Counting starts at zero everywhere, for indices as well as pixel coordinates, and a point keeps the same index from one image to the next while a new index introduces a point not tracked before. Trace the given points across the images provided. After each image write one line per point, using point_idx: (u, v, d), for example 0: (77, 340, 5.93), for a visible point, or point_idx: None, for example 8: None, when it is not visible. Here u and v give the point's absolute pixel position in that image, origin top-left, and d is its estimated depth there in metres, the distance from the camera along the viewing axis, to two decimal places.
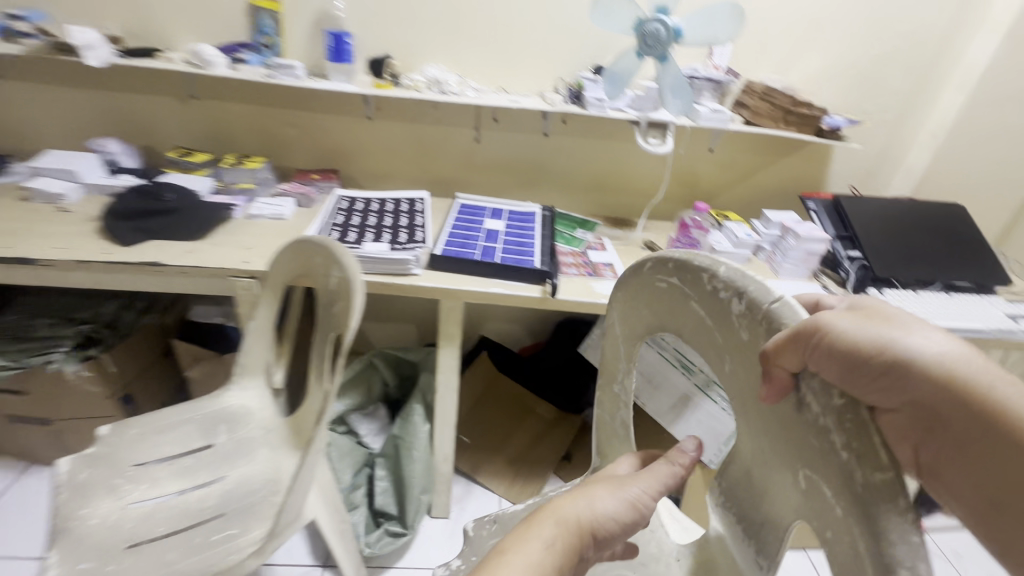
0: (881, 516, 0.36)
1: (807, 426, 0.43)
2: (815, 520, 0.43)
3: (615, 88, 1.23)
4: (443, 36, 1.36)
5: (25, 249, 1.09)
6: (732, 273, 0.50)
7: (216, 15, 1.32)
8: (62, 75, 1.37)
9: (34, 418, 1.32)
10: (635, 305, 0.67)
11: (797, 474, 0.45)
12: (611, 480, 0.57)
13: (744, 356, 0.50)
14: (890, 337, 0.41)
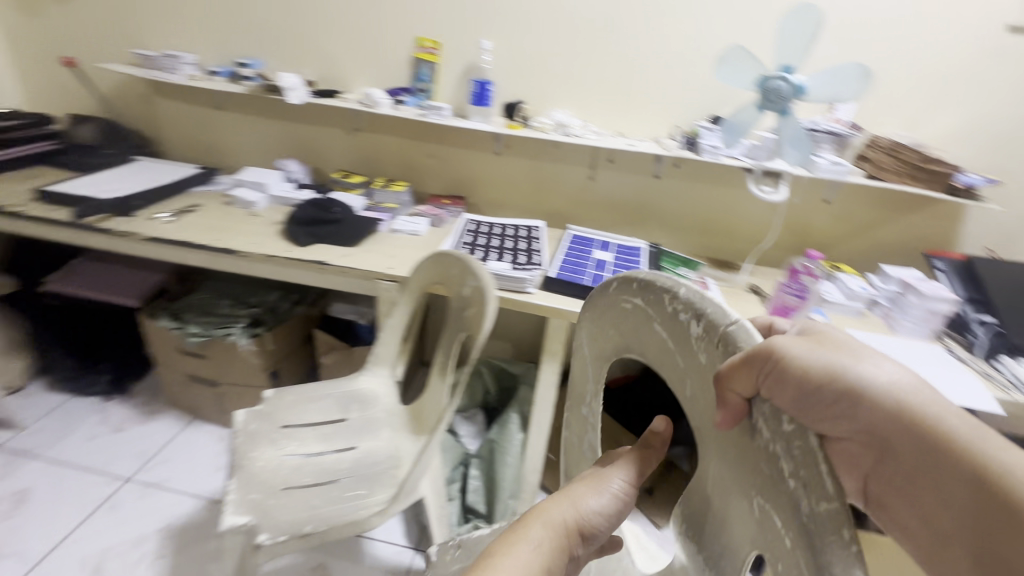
0: (824, 545, 0.34)
1: (761, 454, 0.42)
2: (768, 552, 0.41)
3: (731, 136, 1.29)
4: (572, 84, 1.52)
5: (230, 242, 1.38)
6: (692, 295, 0.50)
7: (386, 65, 1.60)
8: (265, 109, 1.72)
9: (207, 379, 1.62)
10: (603, 327, 0.68)
11: (751, 501, 0.43)
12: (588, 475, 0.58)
13: (703, 378, 0.49)
14: (841, 363, 0.44)
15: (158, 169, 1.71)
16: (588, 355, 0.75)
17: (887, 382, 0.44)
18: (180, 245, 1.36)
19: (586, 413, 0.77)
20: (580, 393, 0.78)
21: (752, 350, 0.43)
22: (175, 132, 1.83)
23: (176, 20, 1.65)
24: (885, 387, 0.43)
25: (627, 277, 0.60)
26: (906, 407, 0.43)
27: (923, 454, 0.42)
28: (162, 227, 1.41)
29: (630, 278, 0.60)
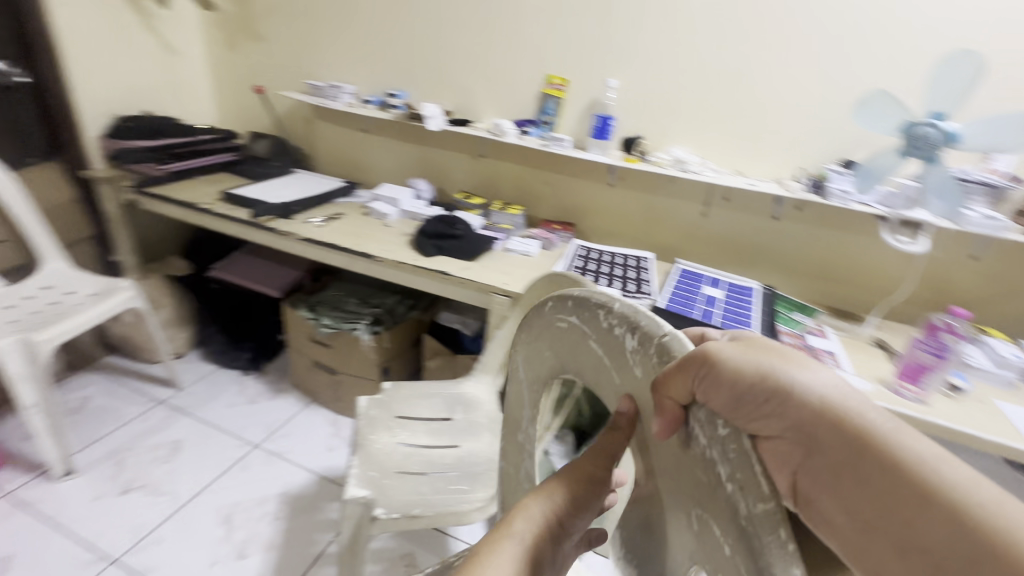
0: (763, 547, 0.36)
1: (698, 461, 0.44)
2: (709, 563, 0.43)
3: (866, 182, 1.25)
4: (693, 122, 1.55)
5: (368, 247, 1.56)
6: (624, 309, 0.55)
7: (515, 99, 1.74)
8: (404, 133, 1.94)
9: (328, 367, 1.81)
10: (540, 348, 0.76)
11: (692, 514, 0.46)
12: (565, 470, 0.57)
13: (641, 391, 0.53)
14: (769, 364, 0.45)
15: (311, 180, 1.98)
16: (526, 377, 0.83)
17: (813, 381, 0.44)
18: (326, 246, 1.56)
19: (526, 434, 0.86)
20: (519, 415, 0.87)
21: (688, 355, 0.45)
22: (327, 150, 2.11)
23: (341, 56, 1.93)
24: (810, 385, 0.43)
25: (563, 295, 0.67)
26: (831, 404, 0.42)
27: (850, 452, 0.40)
28: (313, 230, 1.64)
29: (565, 297, 0.67)
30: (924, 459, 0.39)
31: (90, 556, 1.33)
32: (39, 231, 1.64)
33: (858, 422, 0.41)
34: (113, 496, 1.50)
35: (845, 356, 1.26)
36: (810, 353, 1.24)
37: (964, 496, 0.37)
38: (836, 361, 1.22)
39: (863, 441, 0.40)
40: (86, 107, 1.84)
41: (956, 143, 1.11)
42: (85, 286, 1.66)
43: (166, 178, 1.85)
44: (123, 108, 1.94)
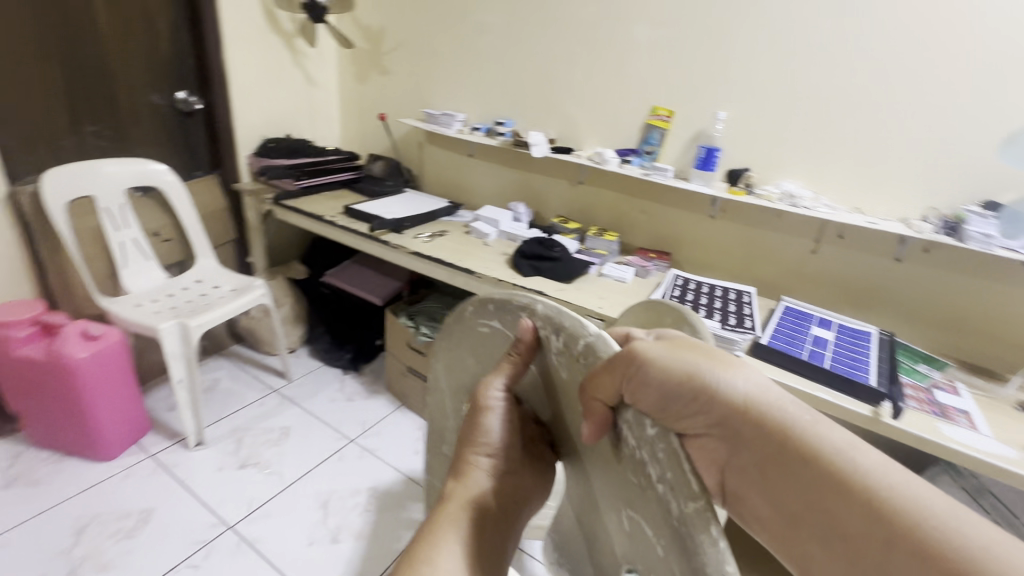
0: (696, 541, 0.41)
1: (629, 464, 0.49)
2: (643, 556, 0.50)
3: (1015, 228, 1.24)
4: (807, 156, 1.50)
5: (469, 264, 1.66)
6: (549, 312, 0.55)
7: (619, 128, 1.78)
8: (506, 159, 2.05)
9: (420, 374, 1.93)
10: (460, 355, 0.71)
11: (624, 514, 0.52)
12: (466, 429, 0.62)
13: (573, 397, 0.56)
14: (696, 364, 0.51)
15: (419, 200, 2.15)
16: (447, 388, 0.76)
17: (737, 380, 0.50)
18: (432, 260, 1.69)
19: (448, 450, 0.81)
20: (440, 429, 0.81)
21: (614, 356, 0.49)
22: (434, 173, 2.29)
23: (456, 88, 2.10)
24: (732, 382, 0.50)
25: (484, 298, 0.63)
26: (752, 400, 0.49)
27: (768, 445, 0.47)
28: (420, 244, 1.77)
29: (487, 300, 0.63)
30: (835, 450, 0.45)
31: (213, 520, 1.51)
32: (198, 233, 1.93)
33: (774, 417, 0.48)
34: (232, 468, 1.68)
35: (981, 417, 1.13)
36: (938, 410, 1.12)
37: (871, 481, 0.43)
38: (970, 422, 1.10)
39: (780, 436, 0.47)
40: (243, 130, 2.15)
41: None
42: (227, 282, 1.91)
43: (298, 193, 2.10)
44: (270, 131, 2.25)
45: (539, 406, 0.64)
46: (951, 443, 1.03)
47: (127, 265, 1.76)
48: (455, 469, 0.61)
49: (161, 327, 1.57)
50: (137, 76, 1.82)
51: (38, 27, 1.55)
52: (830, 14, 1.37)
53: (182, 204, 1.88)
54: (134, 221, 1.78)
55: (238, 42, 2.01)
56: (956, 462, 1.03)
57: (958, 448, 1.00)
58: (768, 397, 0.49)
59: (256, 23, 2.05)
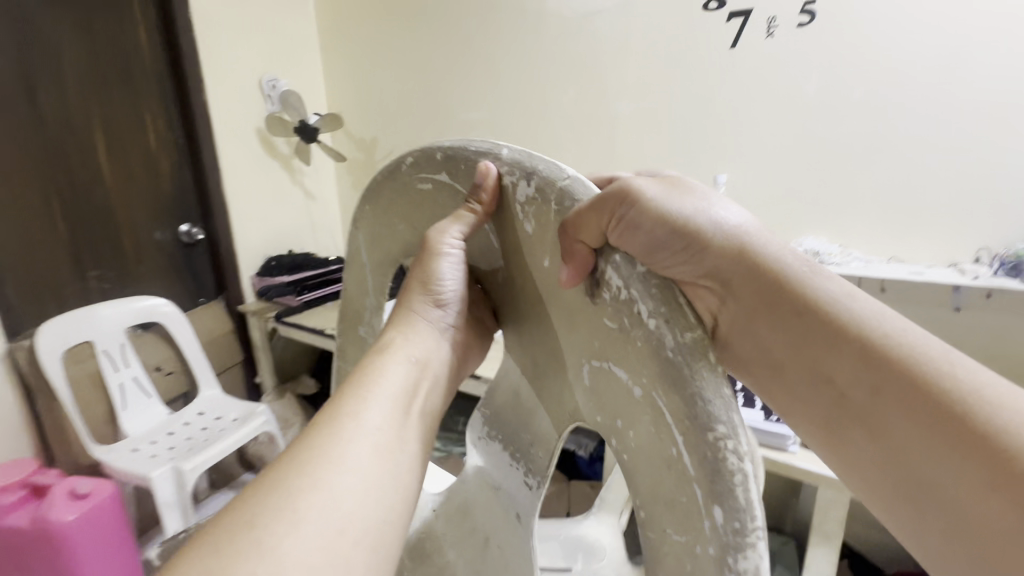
0: (688, 367, 0.46)
1: (607, 306, 0.51)
2: (609, 391, 0.55)
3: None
4: (823, 207, 1.38)
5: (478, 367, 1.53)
6: (518, 157, 0.56)
7: None
8: None
9: None
10: (389, 219, 0.75)
11: (594, 357, 0.55)
12: (417, 279, 0.67)
13: (530, 247, 0.58)
14: (686, 204, 0.51)
15: None
16: (368, 263, 0.82)
17: (727, 224, 0.51)
18: None
19: (364, 331, 0.86)
20: (356, 311, 0.86)
21: (606, 196, 0.50)
22: None
23: None
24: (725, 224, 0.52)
25: (428, 150, 0.65)
26: (744, 247, 0.51)
27: (762, 291, 0.49)
28: None
29: (431, 152, 0.65)
30: (832, 298, 0.47)
31: None
32: (199, 363, 1.88)
33: (772, 264, 0.50)
34: None
35: None
36: None
37: (873, 327, 0.44)
38: None
39: (776, 283, 0.49)
40: (246, 252, 2.17)
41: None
42: (232, 410, 1.83)
43: (299, 306, 2.06)
44: (273, 249, 2.27)
45: (485, 266, 0.67)
46: None
47: (126, 407, 1.70)
48: (402, 323, 0.67)
49: (154, 476, 1.47)
50: (139, 216, 1.87)
51: (42, 186, 1.61)
52: (818, 63, 1.31)
53: (183, 334, 1.85)
54: (134, 359, 1.75)
55: (237, 170, 2.08)
56: None
57: None
58: (764, 244, 0.51)
59: (253, 152, 2.13)
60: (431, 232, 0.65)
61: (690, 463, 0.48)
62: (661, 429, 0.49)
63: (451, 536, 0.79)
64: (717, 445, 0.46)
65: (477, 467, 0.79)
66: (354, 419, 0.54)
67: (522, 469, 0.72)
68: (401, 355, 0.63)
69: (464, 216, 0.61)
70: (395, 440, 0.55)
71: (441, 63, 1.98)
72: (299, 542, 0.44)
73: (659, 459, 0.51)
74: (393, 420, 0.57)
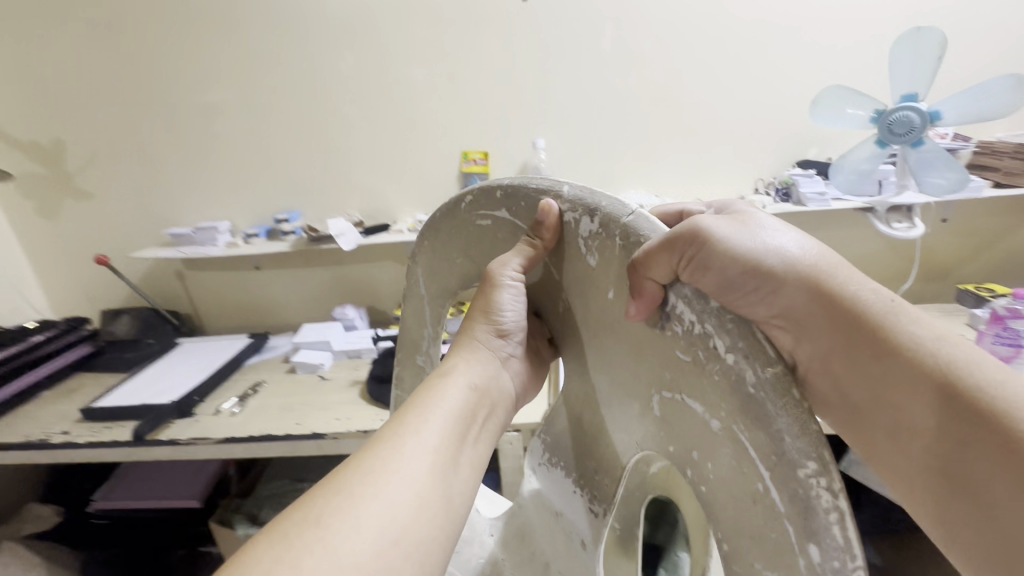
0: (770, 406, 0.41)
1: (678, 339, 0.48)
2: (682, 425, 0.51)
3: (861, 184, 1.16)
4: (636, 161, 1.42)
5: (317, 423, 1.15)
6: (576, 193, 0.56)
7: (436, 186, 1.51)
8: (310, 259, 1.62)
9: None
10: (449, 252, 0.75)
11: (663, 390, 0.52)
12: (477, 307, 0.66)
13: (588, 285, 0.58)
14: (758, 245, 0.48)
15: (207, 348, 1.55)
16: (427, 295, 0.82)
17: (800, 258, 0.47)
18: (259, 439, 1.13)
19: (423, 359, 0.88)
20: (416, 341, 0.87)
21: (676, 234, 0.47)
22: (215, 302, 1.72)
23: (205, 192, 1.57)
24: (798, 261, 0.47)
25: (488, 187, 0.66)
26: (822, 285, 0.46)
27: (842, 332, 0.45)
28: (230, 422, 1.20)
29: (492, 190, 0.66)
30: (919, 339, 0.43)
31: None
32: None
33: (849, 305, 0.45)
34: None
35: None
36: None
37: (959, 372, 0.41)
38: None
39: (856, 323, 0.45)
40: None
41: (913, 151, 1.07)
42: None
43: None
44: None
45: (543, 299, 0.67)
46: None
47: None
48: (465, 349, 0.67)
49: None
50: None
51: None
52: (607, 14, 1.28)
53: None
54: None
55: None
56: None
57: None
58: (846, 284, 0.46)
59: None
60: (491, 264, 0.65)
61: (778, 500, 0.42)
62: (745, 464, 0.44)
63: (511, 560, 0.77)
64: (810, 483, 0.40)
65: (536, 489, 0.80)
66: (414, 436, 0.54)
67: (586, 495, 0.69)
68: (460, 380, 0.62)
69: (523, 249, 0.62)
70: (449, 465, 0.53)
71: (144, 21, 1.40)
72: (360, 540, 0.44)
73: (741, 495, 0.45)
74: (450, 440, 0.55)
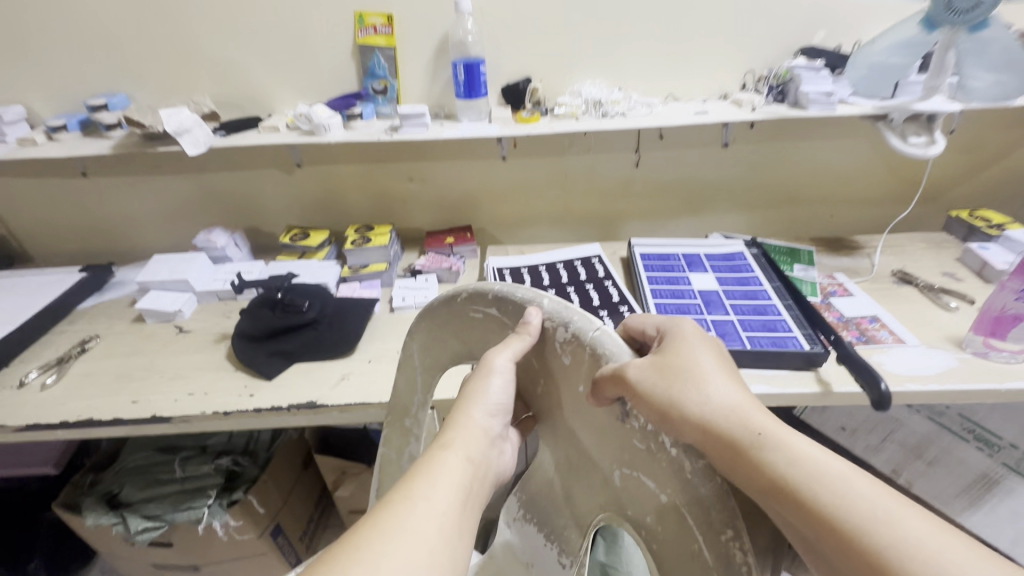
0: (698, 482, 0.40)
1: (634, 432, 0.44)
2: (632, 500, 0.46)
3: (882, 82, 0.94)
4: (597, 40, 1.06)
5: (161, 401, 0.85)
6: (556, 306, 0.49)
7: (323, 65, 1.08)
8: (157, 163, 1.19)
9: (184, 566, 1.12)
10: (439, 334, 0.58)
11: (615, 473, 0.47)
12: (465, 393, 0.49)
13: (559, 379, 0.50)
14: (686, 389, 0.42)
15: (21, 284, 1.15)
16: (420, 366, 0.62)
17: (726, 402, 0.42)
18: (77, 425, 0.82)
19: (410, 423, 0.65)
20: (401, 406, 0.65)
21: (620, 369, 0.43)
22: (31, 218, 1.28)
23: None
24: (725, 408, 0.41)
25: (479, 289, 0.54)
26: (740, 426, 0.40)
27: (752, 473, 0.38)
28: (40, 400, 0.87)
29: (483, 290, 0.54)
30: (812, 483, 0.37)
31: None
32: None
33: (760, 452, 0.39)
34: None
35: (892, 317, 0.93)
36: (859, 334, 0.89)
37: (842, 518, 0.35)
38: (893, 334, 0.89)
39: (766, 473, 0.38)
40: None
41: (966, 36, 0.82)
42: None
43: None
44: None
45: (522, 384, 0.55)
46: (908, 385, 0.78)
47: None
48: (451, 419, 0.49)
49: None
50: None
51: None
52: None
53: None
54: None
55: None
56: (931, 397, 0.79)
57: (921, 390, 0.76)
58: (757, 428, 0.40)
59: None
60: (489, 354, 0.49)
61: (708, 557, 0.38)
62: (680, 526, 0.41)
63: None
64: (729, 546, 0.37)
65: (506, 541, 0.68)
66: (418, 507, 0.41)
67: (555, 547, 0.60)
68: (457, 454, 0.45)
69: (511, 342, 0.49)
70: (451, 549, 0.40)
71: None
72: None
73: (684, 556, 0.40)
74: (457, 516, 0.42)
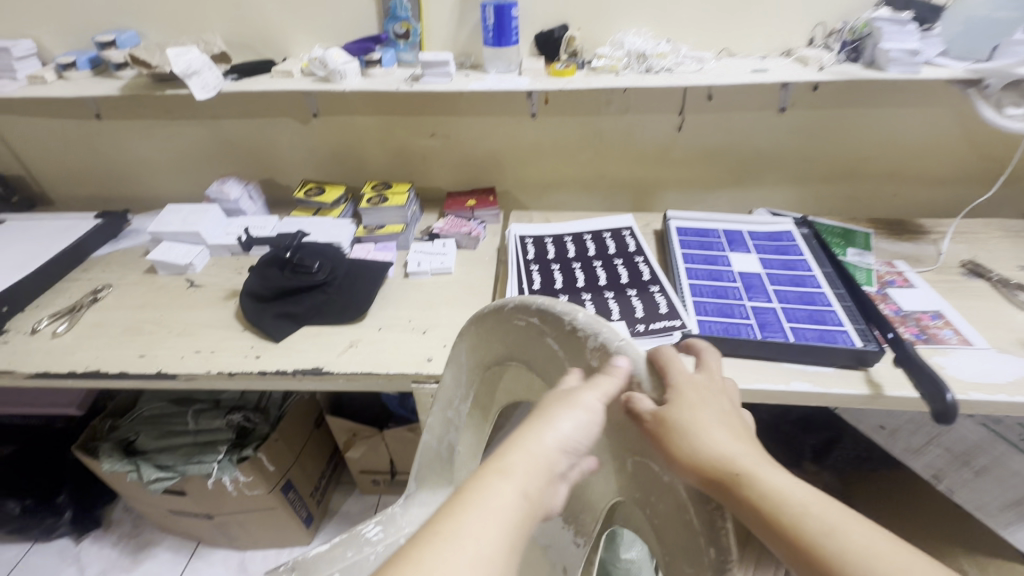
0: None
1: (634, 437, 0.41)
2: (640, 483, 0.42)
3: (976, 40, 0.84)
4: None
5: (167, 358, 0.83)
6: (591, 319, 0.44)
7: (341, 4, 0.99)
8: (171, 107, 1.14)
9: (198, 513, 1.14)
10: (489, 339, 0.54)
11: (626, 459, 0.43)
12: (536, 417, 0.40)
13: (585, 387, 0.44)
14: (682, 422, 0.40)
15: (39, 227, 1.14)
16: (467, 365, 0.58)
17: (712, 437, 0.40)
18: (85, 376, 0.81)
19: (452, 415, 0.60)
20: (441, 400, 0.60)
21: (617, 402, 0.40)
22: (50, 160, 1.25)
23: None
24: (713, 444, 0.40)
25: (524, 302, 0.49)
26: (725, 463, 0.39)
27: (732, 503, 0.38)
28: (51, 347, 0.87)
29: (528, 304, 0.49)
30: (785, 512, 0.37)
31: None
32: None
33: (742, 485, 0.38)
34: None
35: (958, 314, 0.83)
36: (918, 332, 0.80)
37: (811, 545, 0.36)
38: (958, 334, 0.79)
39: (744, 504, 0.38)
40: None
41: None
42: None
43: None
44: None
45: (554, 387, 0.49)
46: (972, 393, 0.69)
47: None
48: (514, 439, 0.39)
49: None
50: None
51: None
52: None
53: None
54: None
55: None
56: (999, 408, 0.70)
57: (989, 401, 0.68)
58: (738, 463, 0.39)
59: None
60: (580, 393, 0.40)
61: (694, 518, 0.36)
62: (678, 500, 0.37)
63: None
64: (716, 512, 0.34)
65: None
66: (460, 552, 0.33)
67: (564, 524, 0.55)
68: (516, 488, 0.36)
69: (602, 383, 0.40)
70: None
71: None
72: None
73: (677, 526, 0.37)
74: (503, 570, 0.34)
